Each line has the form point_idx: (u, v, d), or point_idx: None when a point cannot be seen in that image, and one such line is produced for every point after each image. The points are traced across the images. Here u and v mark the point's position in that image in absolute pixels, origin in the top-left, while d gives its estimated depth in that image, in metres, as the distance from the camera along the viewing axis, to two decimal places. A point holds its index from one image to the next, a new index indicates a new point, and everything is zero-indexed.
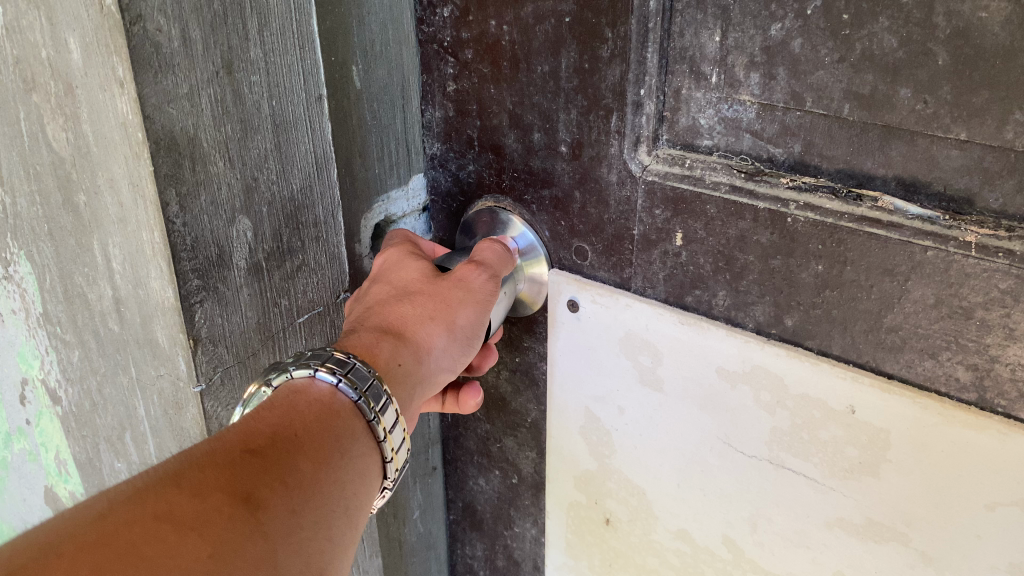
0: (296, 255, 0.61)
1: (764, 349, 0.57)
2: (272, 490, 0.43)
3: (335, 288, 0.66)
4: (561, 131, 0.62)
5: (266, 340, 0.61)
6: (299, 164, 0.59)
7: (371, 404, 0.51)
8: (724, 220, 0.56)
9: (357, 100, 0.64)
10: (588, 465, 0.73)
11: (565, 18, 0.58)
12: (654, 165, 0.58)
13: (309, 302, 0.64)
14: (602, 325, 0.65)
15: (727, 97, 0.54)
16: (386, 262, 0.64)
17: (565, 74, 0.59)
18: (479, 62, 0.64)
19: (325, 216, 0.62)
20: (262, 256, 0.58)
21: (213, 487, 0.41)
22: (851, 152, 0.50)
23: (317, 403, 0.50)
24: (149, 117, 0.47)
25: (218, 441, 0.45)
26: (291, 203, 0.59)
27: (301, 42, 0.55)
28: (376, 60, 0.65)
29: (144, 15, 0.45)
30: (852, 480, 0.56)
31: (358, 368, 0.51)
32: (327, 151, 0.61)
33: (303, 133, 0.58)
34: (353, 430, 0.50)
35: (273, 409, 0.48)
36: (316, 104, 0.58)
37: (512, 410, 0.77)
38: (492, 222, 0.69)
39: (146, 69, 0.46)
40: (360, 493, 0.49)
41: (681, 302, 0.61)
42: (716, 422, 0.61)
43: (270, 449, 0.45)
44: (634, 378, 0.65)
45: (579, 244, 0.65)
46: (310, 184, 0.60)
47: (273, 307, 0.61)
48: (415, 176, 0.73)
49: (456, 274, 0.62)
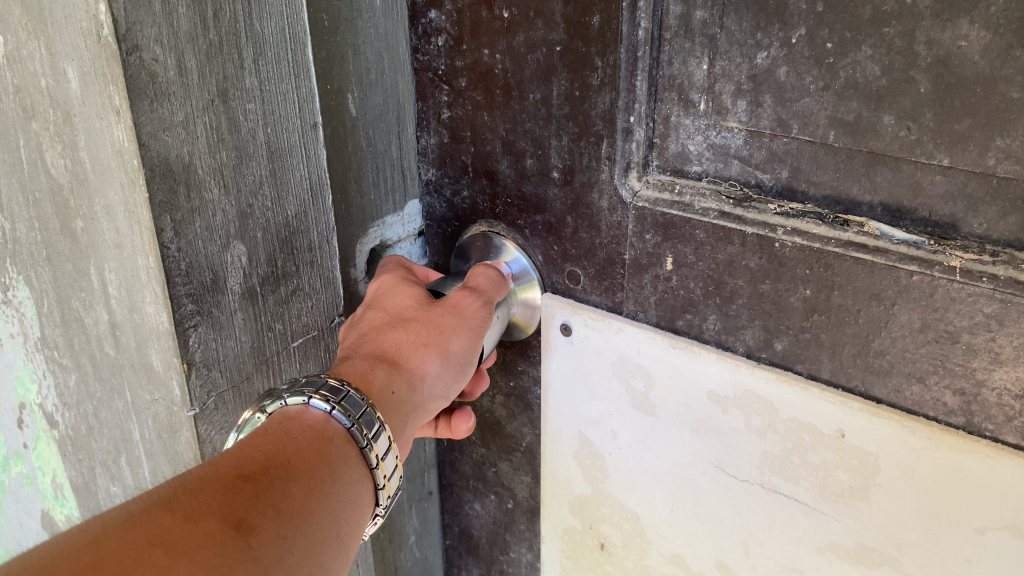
0: (291, 280, 0.62)
1: (754, 373, 0.57)
2: (264, 516, 0.43)
3: (329, 312, 0.67)
4: (553, 157, 0.62)
5: (260, 364, 0.62)
6: (294, 191, 0.59)
7: (364, 431, 0.51)
8: (713, 245, 0.57)
9: (353, 127, 0.65)
10: (582, 490, 0.73)
11: (557, 47, 0.59)
12: (644, 191, 0.59)
13: (303, 326, 0.65)
14: (595, 350, 0.66)
15: (715, 124, 0.55)
16: (381, 288, 0.64)
17: (557, 102, 0.60)
18: (473, 90, 0.65)
19: (320, 241, 0.63)
20: (257, 281, 0.59)
21: (205, 512, 0.42)
22: (837, 178, 0.51)
23: (309, 429, 0.50)
24: (145, 145, 0.48)
25: (211, 467, 0.45)
26: (285, 228, 0.60)
27: (296, 71, 0.56)
28: (372, 88, 0.66)
29: (141, 45, 0.46)
30: (843, 504, 0.56)
31: (351, 395, 0.52)
32: (322, 178, 0.62)
33: (298, 161, 0.59)
34: (346, 457, 0.50)
35: (266, 435, 0.49)
36: (312, 131, 0.59)
37: (507, 434, 0.77)
38: (486, 246, 0.70)
39: (142, 98, 0.47)
40: (351, 521, 0.49)
41: (673, 326, 0.61)
42: (708, 446, 0.62)
43: (263, 475, 0.45)
44: (627, 402, 0.65)
45: (571, 268, 0.65)
46: (305, 209, 0.61)
47: (267, 331, 0.61)
48: (411, 202, 0.74)
49: (451, 300, 0.62)
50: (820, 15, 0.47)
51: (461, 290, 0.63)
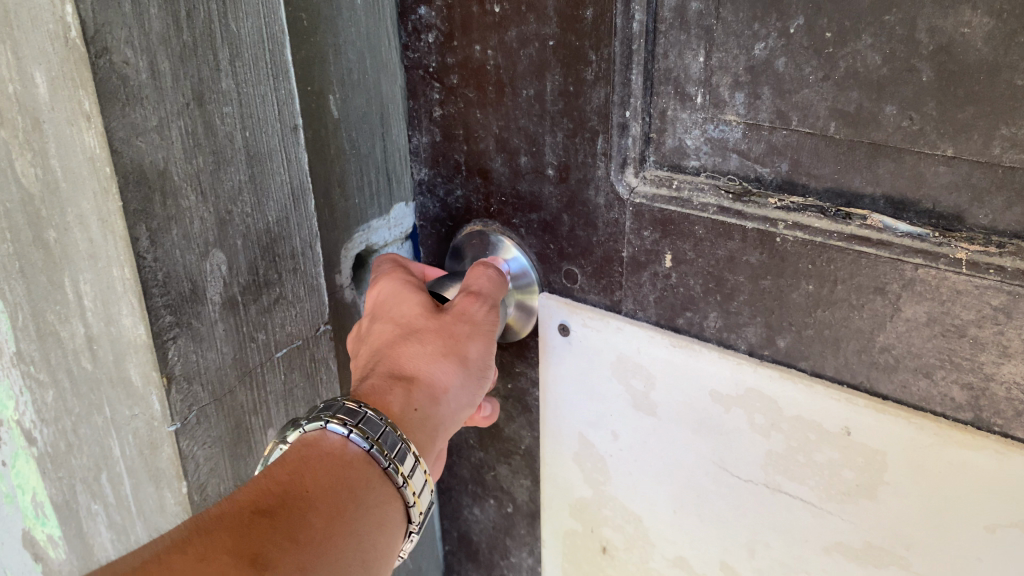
0: (273, 289, 0.61)
1: (758, 371, 0.56)
2: (281, 548, 0.43)
3: (314, 321, 0.66)
4: (548, 153, 0.61)
5: (243, 375, 0.60)
6: (275, 197, 0.58)
7: (384, 451, 0.49)
8: (713, 240, 0.56)
9: (335, 129, 0.63)
10: (583, 492, 0.71)
11: (550, 41, 0.57)
12: (641, 187, 0.58)
13: (286, 336, 0.63)
14: (595, 350, 0.64)
15: (713, 118, 0.54)
16: (387, 298, 0.62)
17: (550, 98, 0.59)
18: (465, 87, 0.64)
19: (302, 246, 0.62)
20: (238, 290, 0.57)
21: (218, 550, 0.41)
22: (838, 171, 0.49)
23: (328, 454, 0.49)
24: (117, 151, 0.46)
25: (228, 504, 0.45)
26: (267, 235, 0.58)
27: (275, 73, 0.55)
28: (354, 89, 0.64)
29: (110, 47, 0.45)
30: (849, 503, 0.55)
31: (369, 417, 0.50)
32: (304, 182, 0.60)
33: (278, 165, 0.58)
34: (368, 478, 0.49)
35: (284, 465, 0.48)
36: (292, 134, 0.58)
37: (505, 437, 0.76)
38: (483, 244, 0.69)
39: (112, 102, 0.45)
40: (379, 543, 0.48)
41: (673, 324, 0.60)
42: (710, 446, 0.60)
43: (280, 507, 0.45)
44: (627, 402, 0.64)
45: (569, 266, 0.64)
46: (286, 215, 0.60)
47: (250, 342, 0.60)
48: (396, 204, 0.72)
49: (459, 307, 0.60)
50: (818, 4, 0.46)
51: (467, 296, 0.61)
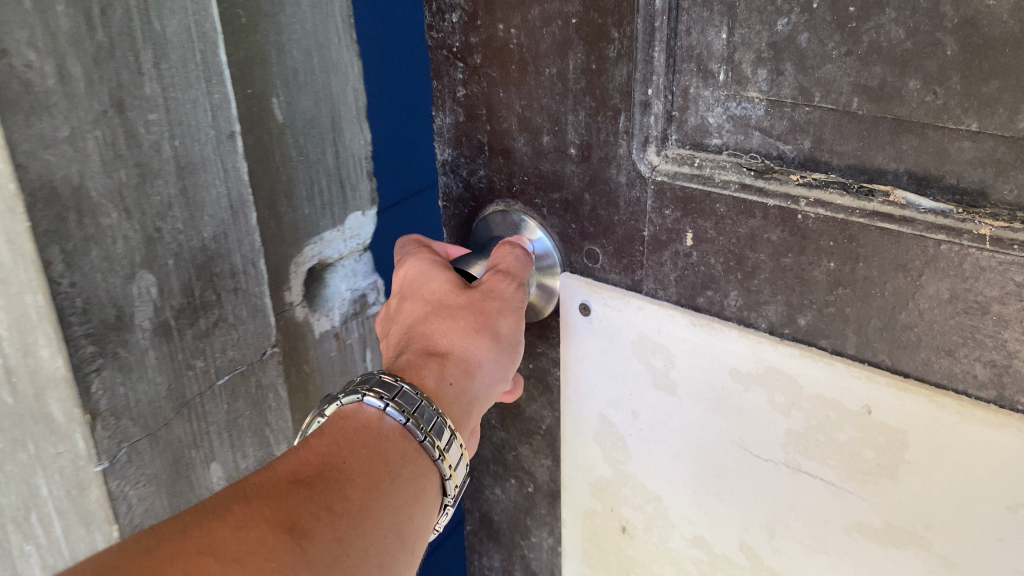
0: (211, 311, 0.55)
1: (778, 350, 0.56)
2: (319, 519, 0.42)
3: (258, 344, 0.60)
4: (570, 132, 0.62)
5: (179, 407, 0.55)
6: (211, 210, 0.53)
7: (420, 424, 0.49)
8: (734, 218, 0.56)
9: (280, 136, 0.59)
10: (603, 472, 0.71)
11: (572, 19, 0.58)
12: (663, 165, 0.58)
13: (231, 361, 0.58)
14: (616, 329, 0.64)
15: (735, 95, 0.53)
16: (414, 278, 0.61)
17: (573, 76, 0.59)
18: (488, 67, 0.64)
19: (243, 265, 0.57)
20: (171, 314, 0.52)
21: (258, 518, 0.40)
22: (861, 147, 0.49)
23: (364, 428, 0.49)
24: (21, 166, 0.41)
25: (265, 474, 0.44)
26: (202, 253, 0.53)
27: (207, 75, 0.50)
28: (302, 92, 0.60)
29: (9, 50, 0.40)
30: (870, 483, 0.55)
31: (406, 391, 0.50)
32: (243, 194, 0.55)
33: (213, 176, 0.52)
34: (405, 452, 0.48)
35: (320, 437, 0.47)
36: (228, 142, 0.53)
37: (526, 418, 0.76)
38: (506, 225, 0.69)
39: (14, 109, 0.40)
40: (416, 517, 0.47)
41: (694, 303, 0.60)
42: (731, 425, 0.60)
43: (318, 479, 0.44)
44: (647, 382, 0.64)
45: (589, 246, 0.64)
46: (224, 230, 0.54)
47: (187, 370, 0.54)
48: (350, 215, 0.67)
49: (486, 285, 0.60)
50: None
51: (495, 275, 0.61)
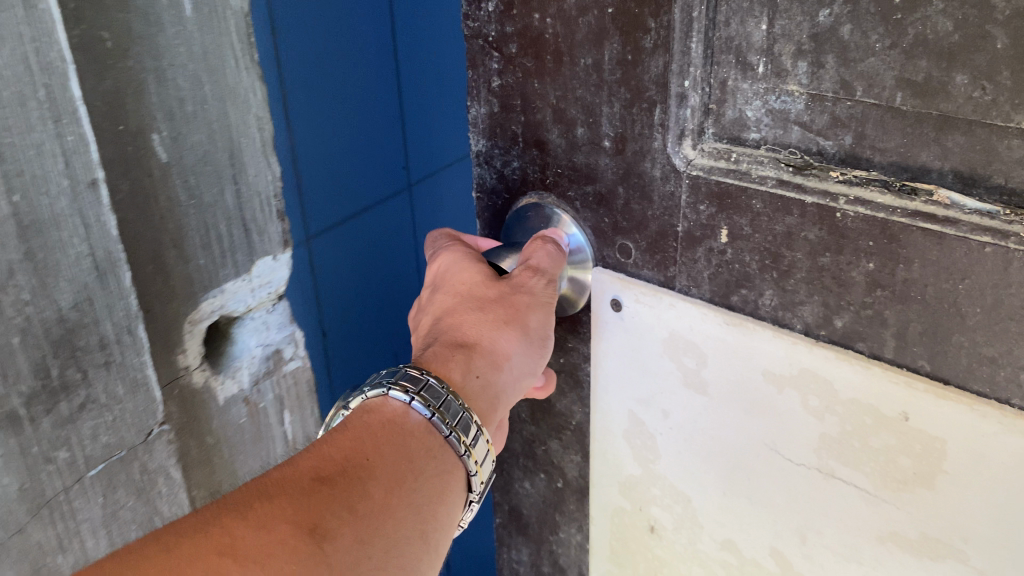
0: (76, 392, 0.45)
1: (813, 352, 0.54)
2: (340, 518, 0.41)
3: (144, 425, 0.50)
4: (604, 124, 0.60)
5: (37, 508, 0.45)
6: (67, 275, 0.43)
7: (445, 419, 0.48)
8: (770, 216, 0.54)
9: (163, 178, 0.47)
10: (632, 470, 0.70)
11: (609, 8, 0.56)
12: (698, 159, 0.56)
13: (105, 448, 0.48)
14: (647, 327, 0.63)
15: (775, 88, 0.52)
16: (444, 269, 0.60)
17: (608, 66, 0.58)
18: (523, 56, 0.63)
19: (116, 333, 0.47)
20: (20, 399, 0.43)
21: (278, 518, 0.40)
22: (904, 144, 0.47)
23: (390, 422, 0.48)
24: None
25: (288, 469, 0.43)
26: (61, 325, 0.44)
27: (53, 115, 0.40)
28: (190, 122, 0.48)
29: None
30: (906, 492, 0.53)
31: (431, 385, 0.49)
32: (113, 252, 0.45)
33: (67, 235, 0.42)
34: (430, 447, 0.47)
35: (345, 431, 0.46)
36: (88, 192, 0.43)
37: (556, 413, 0.75)
38: (537, 217, 0.67)
39: None
40: (440, 515, 0.46)
41: (727, 302, 0.59)
42: (763, 428, 0.59)
43: (341, 476, 0.43)
44: (678, 380, 0.62)
45: (622, 241, 0.63)
46: (86, 297, 0.44)
47: (44, 463, 0.45)
48: (261, 260, 0.55)
49: (516, 279, 0.58)
50: None
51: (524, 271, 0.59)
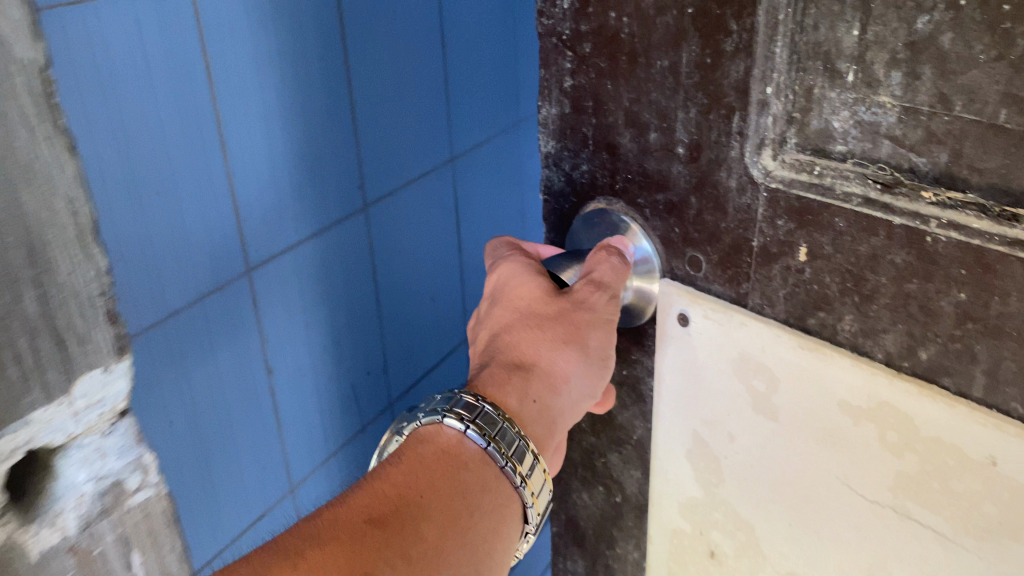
0: None
1: (893, 384, 0.50)
2: (392, 566, 0.41)
3: None
4: (679, 130, 0.57)
5: None
6: None
7: (500, 449, 0.47)
8: (854, 236, 0.50)
9: None
10: (694, 492, 0.67)
11: (688, 9, 0.53)
12: (778, 171, 0.53)
13: None
14: (715, 345, 0.59)
15: (865, 98, 0.48)
16: (503, 278, 0.57)
17: (685, 70, 0.55)
18: (598, 56, 0.60)
19: None
20: None
21: (330, 566, 0.40)
22: (1006, 165, 0.43)
23: (444, 453, 0.47)
24: None
25: (340, 511, 0.43)
26: None
27: None
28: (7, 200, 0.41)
29: None
30: (989, 542, 0.49)
31: (487, 412, 0.48)
32: None
33: None
34: (485, 481, 0.47)
35: (398, 466, 0.46)
36: None
37: (617, 425, 0.72)
38: (604, 224, 0.65)
39: None
40: (495, 552, 0.46)
41: (803, 324, 0.55)
42: (835, 460, 0.55)
43: (393, 519, 0.43)
44: (746, 403, 0.59)
45: (693, 253, 0.60)
46: None
47: None
48: None
49: (577, 292, 0.54)
50: None
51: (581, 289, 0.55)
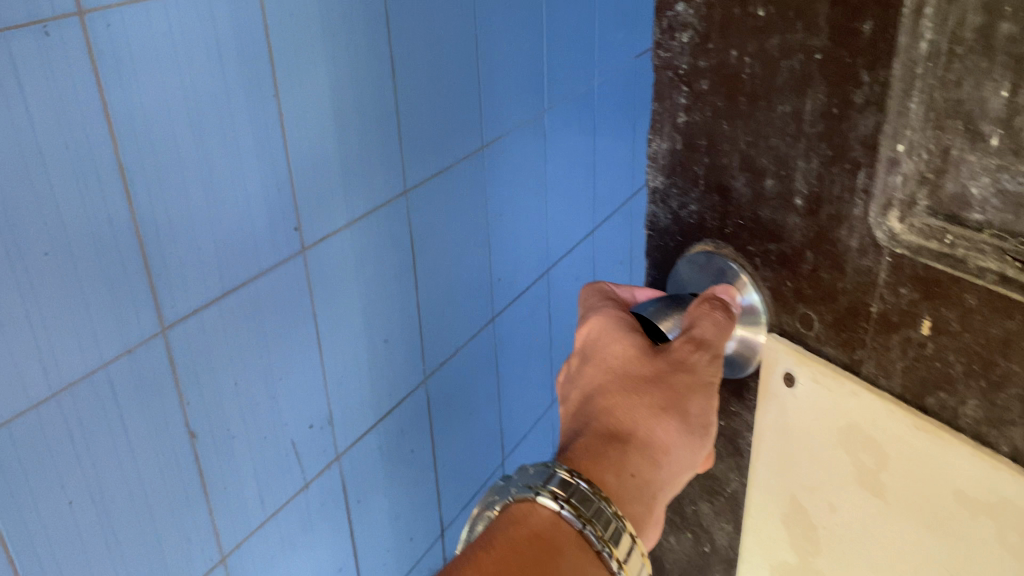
0: None
1: (1018, 483, 0.46)
2: None
3: None
4: (797, 180, 0.53)
5: None
6: None
7: (597, 531, 0.47)
8: (986, 317, 0.46)
9: None
10: (788, 556, 0.64)
11: (816, 54, 0.49)
12: (904, 235, 0.48)
13: None
14: (822, 411, 0.56)
15: (1009, 167, 0.43)
16: (596, 335, 0.56)
17: (809, 118, 0.51)
18: (714, 94, 0.57)
19: None
20: None
21: None
22: None
23: (537, 536, 0.47)
24: None
25: None
26: None
27: None
28: None
29: None
30: None
31: (582, 490, 0.47)
32: None
33: None
34: (580, 564, 0.46)
35: (492, 550, 0.46)
36: None
37: (708, 475, 0.69)
38: (708, 268, 0.61)
39: None
40: None
41: (920, 402, 0.51)
42: (946, 551, 0.51)
43: None
44: (852, 475, 0.55)
45: (805, 310, 0.56)
46: None
47: None
48: None
49: (674, 351, 0.53)
50: None
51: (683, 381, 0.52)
